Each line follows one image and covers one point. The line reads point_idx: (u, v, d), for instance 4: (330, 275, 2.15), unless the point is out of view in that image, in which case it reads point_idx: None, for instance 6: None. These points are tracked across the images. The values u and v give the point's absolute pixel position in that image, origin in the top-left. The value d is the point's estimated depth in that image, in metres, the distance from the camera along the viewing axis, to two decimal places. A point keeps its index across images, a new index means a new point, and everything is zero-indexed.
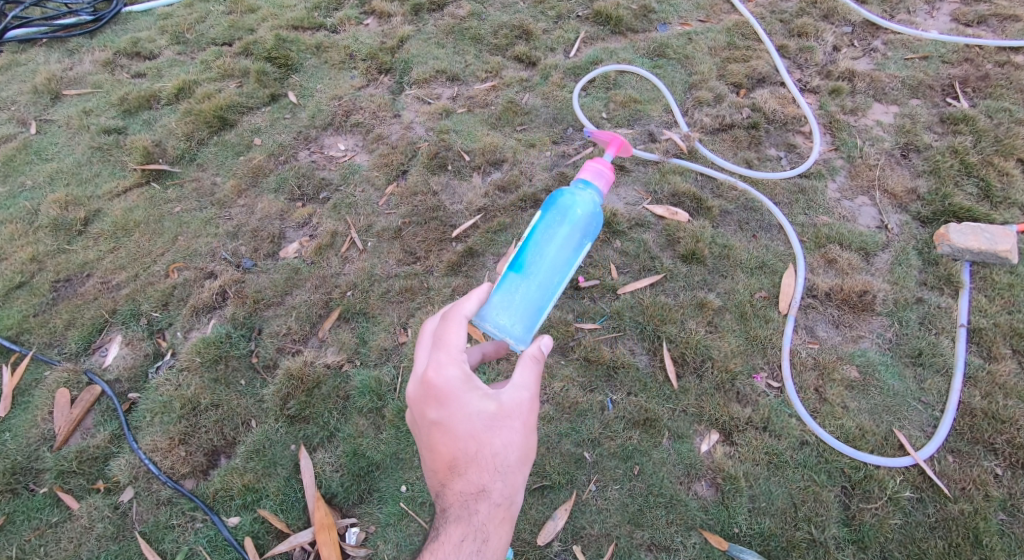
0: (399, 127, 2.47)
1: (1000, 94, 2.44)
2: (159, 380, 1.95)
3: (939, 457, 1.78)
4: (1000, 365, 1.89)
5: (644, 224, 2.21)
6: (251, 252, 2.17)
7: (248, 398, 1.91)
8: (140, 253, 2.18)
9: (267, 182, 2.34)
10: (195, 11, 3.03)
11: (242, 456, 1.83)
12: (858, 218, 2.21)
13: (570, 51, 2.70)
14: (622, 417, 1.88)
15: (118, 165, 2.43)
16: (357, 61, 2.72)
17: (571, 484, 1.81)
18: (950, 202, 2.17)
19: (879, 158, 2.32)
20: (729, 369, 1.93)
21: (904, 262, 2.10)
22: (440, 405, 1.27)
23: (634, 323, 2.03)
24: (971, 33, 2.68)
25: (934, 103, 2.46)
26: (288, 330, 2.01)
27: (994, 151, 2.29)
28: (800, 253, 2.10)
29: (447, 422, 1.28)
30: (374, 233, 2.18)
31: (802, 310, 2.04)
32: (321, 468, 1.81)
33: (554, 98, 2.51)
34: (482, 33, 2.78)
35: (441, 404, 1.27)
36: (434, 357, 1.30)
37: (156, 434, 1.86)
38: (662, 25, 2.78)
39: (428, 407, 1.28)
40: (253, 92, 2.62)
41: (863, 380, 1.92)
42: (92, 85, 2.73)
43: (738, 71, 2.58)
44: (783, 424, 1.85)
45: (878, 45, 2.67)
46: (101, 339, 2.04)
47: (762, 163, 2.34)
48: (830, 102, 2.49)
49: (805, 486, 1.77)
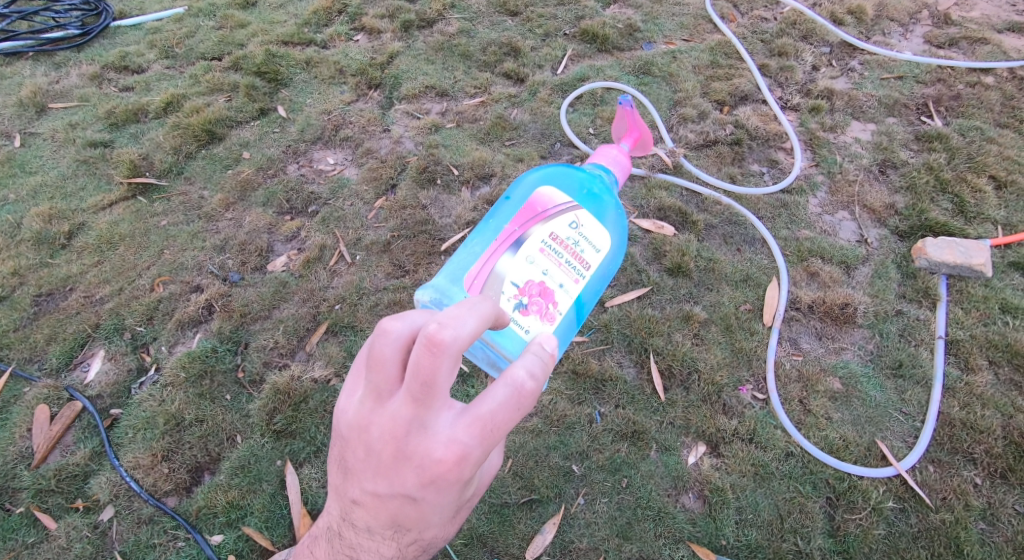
0: (389, 141, 2.49)
1: (971, 114, 2.53)
2: (142, 396, 1.92)
3: (920, 467, 1.81)
4: (977, 376, 1.94)
5: (631, 238, 2.24)
6: (239, 265, 2.16)
7: (234, 414, 1.89)
8: (124, 267, 2.16)
9: (255, 195, 2.34)
10: (185, 25, 3.04)
11: (227, 472, 1.81)
12: (839, 232, 2.26)
13: (557, 67, 2.74)
14: (611, 430, 1.89)
15: (104, 178, 2.41)
16: (346, 76, 2.74)
17: (560, 497, 1.81)
18: (927, 217, 2.24)
19: (858, 174, 2.38)
20: (715, 381, 1.95)
21: (884, 275, 2.15)
22: (431, 485, 1.17)
23: (621, 335, 2.05)
24: (944, 55, 2.78)
25: (909, 121, 2.53)
26: (275, 344, 2.00)
27: (967, 168, 2.36)
28: (784, 266, 2.14)
29: (426, 502, 1.20)
30: (363, 246, 2.19)
31: (786, 322, 2.08)
32: (308, 484, 1.79)
33: (542, 113, 2.55)
34: (471, 50, 2.82)
35: (432, 486, 1.17)
36: (462, 439, 1.15)
37: (139, 451, 1.83)
38: (647, 44, 2.84)
39: (416, 478, 1.17)
40: (242, 106, 2.62)
41: (846, 392, 1.95)
42: (78, 98, 2.72)
43: (721, 89, 2.64)
44: (768, 435, 1.88)
45: (855, 65, 2.76)
46: (83, 354, 2.01)
47: (746, 178, 2.39)
48: (810, 120, 2.55)
49: (791, 497, 1.79)
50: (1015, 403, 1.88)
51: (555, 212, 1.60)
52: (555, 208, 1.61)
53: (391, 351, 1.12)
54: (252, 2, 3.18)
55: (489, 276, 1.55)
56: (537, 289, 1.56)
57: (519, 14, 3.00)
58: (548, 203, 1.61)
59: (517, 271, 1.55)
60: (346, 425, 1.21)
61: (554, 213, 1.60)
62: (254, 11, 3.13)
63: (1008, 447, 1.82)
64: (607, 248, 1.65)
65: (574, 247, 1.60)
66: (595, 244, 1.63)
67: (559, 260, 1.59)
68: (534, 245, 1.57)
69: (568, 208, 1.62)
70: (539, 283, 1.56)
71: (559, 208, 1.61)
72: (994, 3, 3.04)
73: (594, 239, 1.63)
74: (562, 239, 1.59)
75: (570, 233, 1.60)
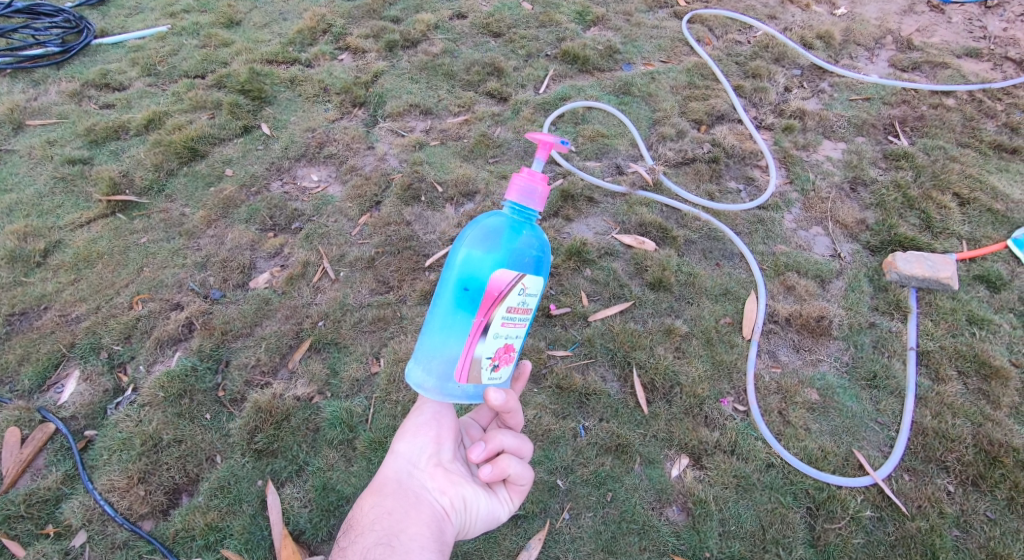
0: (373, 159, 2.51)
1: (934, 133, 2.64)
2: (118, 416, 1.89)
3: (895, 475, 1.86)
4: (948, 386, 2.00)
5: (613, 253, 2.28)
6: (220, 283, 2.15)
7: (214, 433, 1.87)
8: (102, 285, 2.13)
9: (238, 212, 2.34)
10: (168, 44, 3.04)
11: (205, 493, 1.77)
12: (813, 247, 2.32)
13: (539, 87, 2.80)
14: (595, 443, 1.91)
15: (83, 195, 2.38)
16: (330, 94, 2.76)
17: (545, 512, 1.81)
18: (896, 232, 2.32)
19: (830, 192, 2.46)
20: (696, 394, 1.98)
21: (857, 289, 2.21)
22: None
23: (604, 349, 2.08)
24: (907, 78, 2.91)
25: (877, 140, 2.64)
26: (257, 361, 1.99)
27: (932, 185, 2.46)
28: (761, 280, 2.20)
29: None
30: (347, 262, 2.19)
31: (765, 335, 2.12)
32: (290, 504, 1.77)
33: (525, 131, 2.59)
34: (455, 70, 2.87)
35: None
36: None
37: (114, 473, 1.79)
38: (626, 65, 2.92)
39: None
40: (225, 123, 2.63)
41: (823, 403, 1.99)
42: (57, 115, 2.69)
43: (699, 108, 2.72)
44: (749, 447, 1.91)
45: (825, 86, 2.87)
46: (57, 375, 1.97)
47: (724, 195, 2.45)
48: (784, 139, 2.64)
49: (772, 507, 1.82)
50: (984, 411, 1.94)
51: (508, 290, 1.33)
52: (507, 286, 1.33)
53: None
54: (236, 21, 3.19)
55: (469, 365, 1.35)
56: (503, 352, 1.39)
57: (502, 35, 3.06)
58: (502, 282, 1.33)
59: (489, 348, 1.35)
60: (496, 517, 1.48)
61: (507, 291, 1.33)
62: (237, 29, 3.14)
63: (979, 455, 1.87)
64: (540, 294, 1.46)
65: (524, 308, 1.38)
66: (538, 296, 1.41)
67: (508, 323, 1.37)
68: (504, 326, 1.36)
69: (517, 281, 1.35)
70: (501, 346, 1.37)
71: (515, 282, 1.34)
72: (953, 29, 3.19)
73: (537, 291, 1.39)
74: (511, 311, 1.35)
75: (522, 298, 1.36)
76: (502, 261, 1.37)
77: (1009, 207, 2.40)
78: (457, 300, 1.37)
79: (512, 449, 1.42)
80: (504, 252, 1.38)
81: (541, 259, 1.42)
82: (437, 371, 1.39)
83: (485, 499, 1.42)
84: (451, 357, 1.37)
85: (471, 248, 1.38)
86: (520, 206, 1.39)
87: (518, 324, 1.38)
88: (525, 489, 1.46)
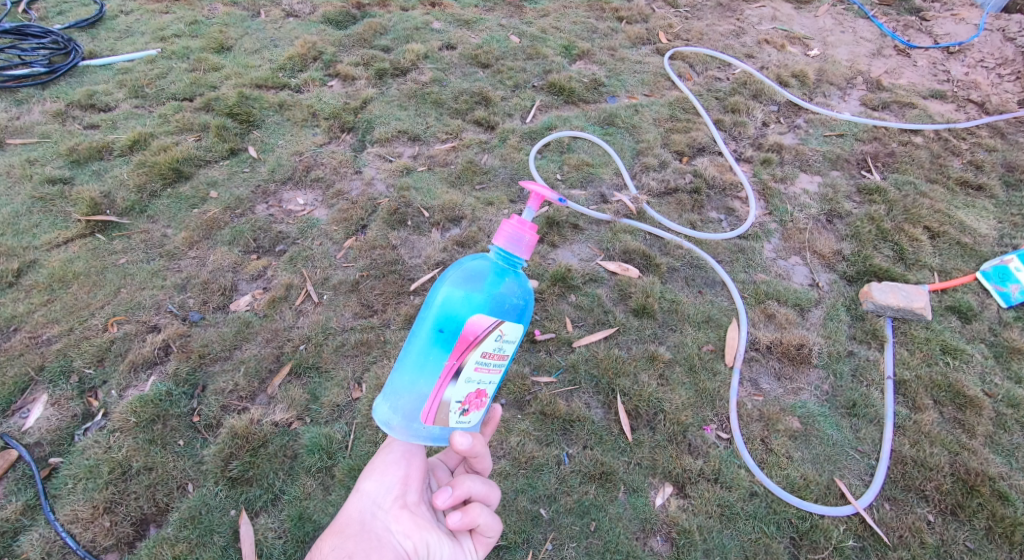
0: (360, 183, 2.52)
1: (905, 169, 2.74)
2: (86, 443, 1.82)
3: (877, 505, 1.86)
4: (925, 415, 2.03)
5: (597, 280, 2.30)
6: (200, 305, 2.12)
7: (186, 460, 1.81)
8: (76, 306, 2.08)
9: (221, 234, 2.32)
10: (157, 67, 3.05)
11: (175, 524, 1.71)
12: (792, 276, 2.38)
13: (526, 117, 2.86)
14: (579, 471, 1.89)
15: (61, 215, 2.35)
16: (319, 119, 2.78)
17: (527, 543, 1.78)
18: (871, 263, 2.39)
19: (807, 223, 2.53)
20: (680, 421, 1.99)
21: (835, 317, 2.26)
22: None
23: (589, 376, 2.08)
24: (878, 116, 3.03)
25: (851, 174, 2.73)
26: (235, 386, 1.94)
27: (904, 219, 2.54)
28: (743, 308, 2.23)
29: None
30: (331, 286, 2.18)
31: (747, 362, 2.15)
32: (264, 535, 1.71)
33: (512, 159, 2.64)
34: (443, 98, 2.92)
35: None
36: None
37: (78, 503, 1.72)
38: (611, 98, 3.00)
39: None
40: (212, 145, 2.63)
41: (805, 431, 2.00)
42: (39, 134, 2.67)
43: (680, 140, 2.80)
44: (733, 475, 1.90)
45: (800, 122, 2.97)
46: (23, 399, 1.90)
47: (705, 225, 2.50)
48: (762, 171, 2.72)
49: (756, 537, 1.81)
50: (960, 440, 1.97)
51: (485, 336, 1.32)
52: (484, 332, 1.32)
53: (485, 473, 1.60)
54: (227, 47, 3.22)
55: (437, 408, 1.34)
56: (473, 397, 1.38)
57: (490, 66, 3.13)
58: (478, 328, 1.32)
59: (459, 392, 1.34)
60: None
61: (483, 337, 1.32)
62: (228, 55, 3.16)
63: (957, 484, 1.89)
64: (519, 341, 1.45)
65: (500, 355, 1.37)
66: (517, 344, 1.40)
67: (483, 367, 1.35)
68: (476, 372, 1.34)
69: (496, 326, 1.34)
70: (473, 391, 1.36)
71: (492, 328, 1.33)
72: (919, 72, 3.35)
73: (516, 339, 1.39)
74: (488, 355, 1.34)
75: (498, 345, 1.35)
76: (480, 305, 1.36)
77: (977, 241, 2.49)
78: (433, 340, 1.36)
79: (480, 497, 1.41)
80: (485, 296, 1.38)
81: (523, 307, 1.42)
82: (404, 410, 1.38)
83: (448, 547, 1.40)
84: (419, 398, 1.36)
85: (453, 289, 1.38)
86: (506, 252, 1.39)
87: (492, 370, 1.37)
88: (491, 540, 1.45)
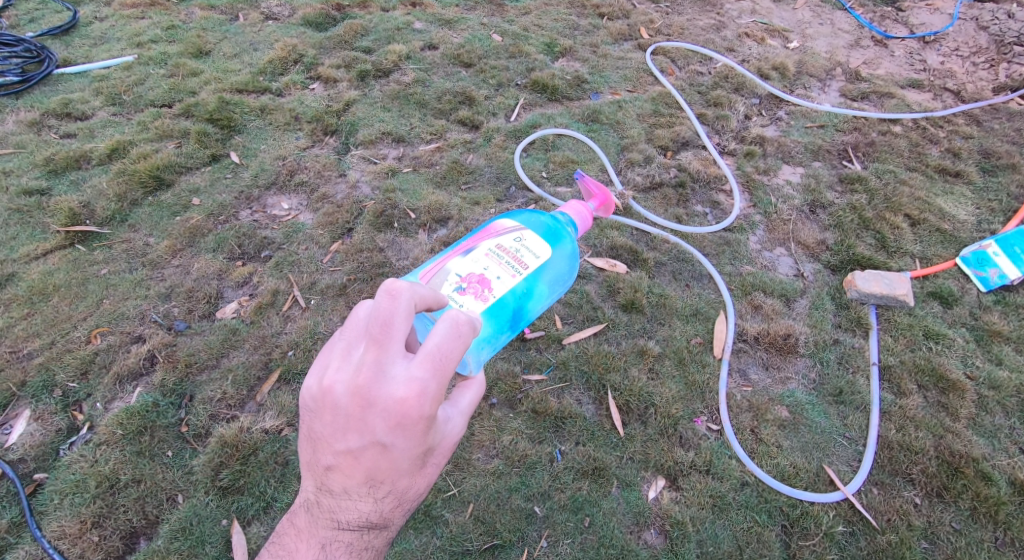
0: (345, 186, 2.50)
1: (885, 158, 2.78)
2: (72, 457, 1.80)
3: (865, 490, 1.90)
4: (909, 400, 2.06)
5: (585, 277, 2.32)
6: (185, 314, 2.09)
7: (175, 471, 1.80)
8: (58, 319, 2.05)
9: (204, 241, 2.29)
10: (133, 73, 3.00)
11: (166, 536, 1.70)
12: (777, 267, 2.40)
13: (510, 115, 2.86)
14: (572, 468, 1.90)
15: (39, 227, 2.31)
16: (301, 123, 2.76)
17: (523, 541, 1.79)
18: (854, 252, 2.42)
19: (791, 214, 2.56)
20: (671, 414, 2.00)
21: (820, 307, 2.29)
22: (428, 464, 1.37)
23: (579, 372, 2.09)
24: (858, 107, 3.07)
25: (833, 165, 2.76)
26: (223, 394, 1.93)
27: (885, 207, 2.58)
28: (730, 301, 2.25)
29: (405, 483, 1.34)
30: (318, 290, 2.17)
31: (735, 354, 2.17)
32: (257, 543, 1.71)
33: (497, 158, 2.64)
34: (427, 99, 2.90)
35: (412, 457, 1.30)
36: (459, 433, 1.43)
37: (65, 518, 1.71)
38: (594, 94, 3.01)
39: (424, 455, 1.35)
40: (193, 152, 2.59)
41: (793, 420, 2.03)
42: (14, 145, 2.62)
43: (664, 135, 2.81)
44: (724, 466, 1.92)
45: (782, 114, 3.00)
46: (5, 415, 1.88)
47: (691, 219, 2.52)
48: (746, 164, 2.74)
49: (748, 527, 1.83)
50: (944, 423, 2.01)
51: (503, 231, 1.67)
52: (503, 230, 1.68)
53: (400, 306, 1.22)
54: (205, 51, 3.17)
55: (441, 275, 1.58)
56: (476, 278, 1.56)
57: (473, 65, 3.12)
58: (500, 228, 1.70)
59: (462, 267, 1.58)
60: (310, 394, 1.27)
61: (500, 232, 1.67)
62: (207, 59, 3.12)
63: (942, 466, 1.92)
64: (546, 255, 1.66)
65: (515, 252, 1.62)
66: (535, 251, 1.64)
67: (499, 260, 1.60)
68: (482, 252, 1.61)
69: (514, 228, 1.69)
70: (478, 277, 1.56)
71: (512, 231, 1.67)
72: (897, 62, 3.39)
73: (535, 248, 1.64)
74: (507, 247, 1.63)
75: (512, 246, 1.63)
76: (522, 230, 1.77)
77: (956, 227, 2.53)
78: None
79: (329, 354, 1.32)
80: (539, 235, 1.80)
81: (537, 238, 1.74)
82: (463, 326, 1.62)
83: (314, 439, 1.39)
84: None
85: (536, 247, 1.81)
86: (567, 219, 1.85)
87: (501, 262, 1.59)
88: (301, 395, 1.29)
